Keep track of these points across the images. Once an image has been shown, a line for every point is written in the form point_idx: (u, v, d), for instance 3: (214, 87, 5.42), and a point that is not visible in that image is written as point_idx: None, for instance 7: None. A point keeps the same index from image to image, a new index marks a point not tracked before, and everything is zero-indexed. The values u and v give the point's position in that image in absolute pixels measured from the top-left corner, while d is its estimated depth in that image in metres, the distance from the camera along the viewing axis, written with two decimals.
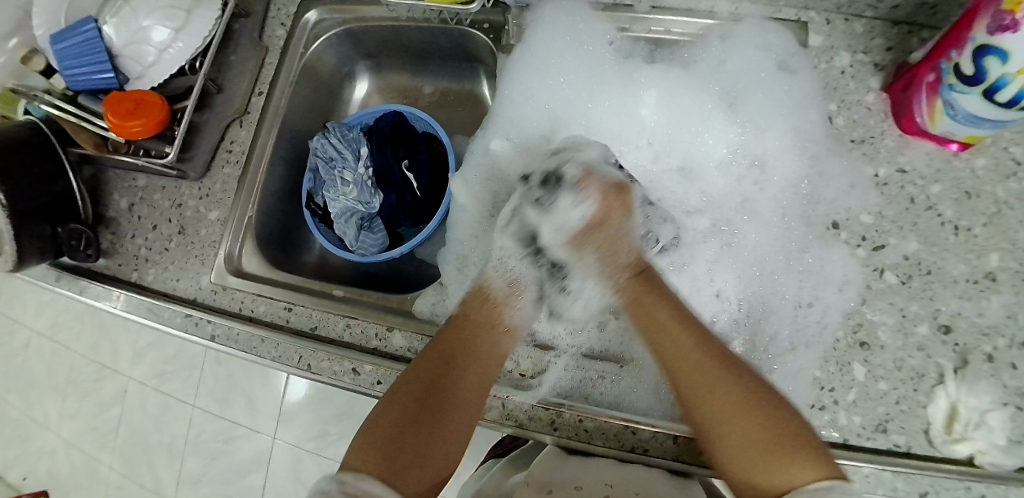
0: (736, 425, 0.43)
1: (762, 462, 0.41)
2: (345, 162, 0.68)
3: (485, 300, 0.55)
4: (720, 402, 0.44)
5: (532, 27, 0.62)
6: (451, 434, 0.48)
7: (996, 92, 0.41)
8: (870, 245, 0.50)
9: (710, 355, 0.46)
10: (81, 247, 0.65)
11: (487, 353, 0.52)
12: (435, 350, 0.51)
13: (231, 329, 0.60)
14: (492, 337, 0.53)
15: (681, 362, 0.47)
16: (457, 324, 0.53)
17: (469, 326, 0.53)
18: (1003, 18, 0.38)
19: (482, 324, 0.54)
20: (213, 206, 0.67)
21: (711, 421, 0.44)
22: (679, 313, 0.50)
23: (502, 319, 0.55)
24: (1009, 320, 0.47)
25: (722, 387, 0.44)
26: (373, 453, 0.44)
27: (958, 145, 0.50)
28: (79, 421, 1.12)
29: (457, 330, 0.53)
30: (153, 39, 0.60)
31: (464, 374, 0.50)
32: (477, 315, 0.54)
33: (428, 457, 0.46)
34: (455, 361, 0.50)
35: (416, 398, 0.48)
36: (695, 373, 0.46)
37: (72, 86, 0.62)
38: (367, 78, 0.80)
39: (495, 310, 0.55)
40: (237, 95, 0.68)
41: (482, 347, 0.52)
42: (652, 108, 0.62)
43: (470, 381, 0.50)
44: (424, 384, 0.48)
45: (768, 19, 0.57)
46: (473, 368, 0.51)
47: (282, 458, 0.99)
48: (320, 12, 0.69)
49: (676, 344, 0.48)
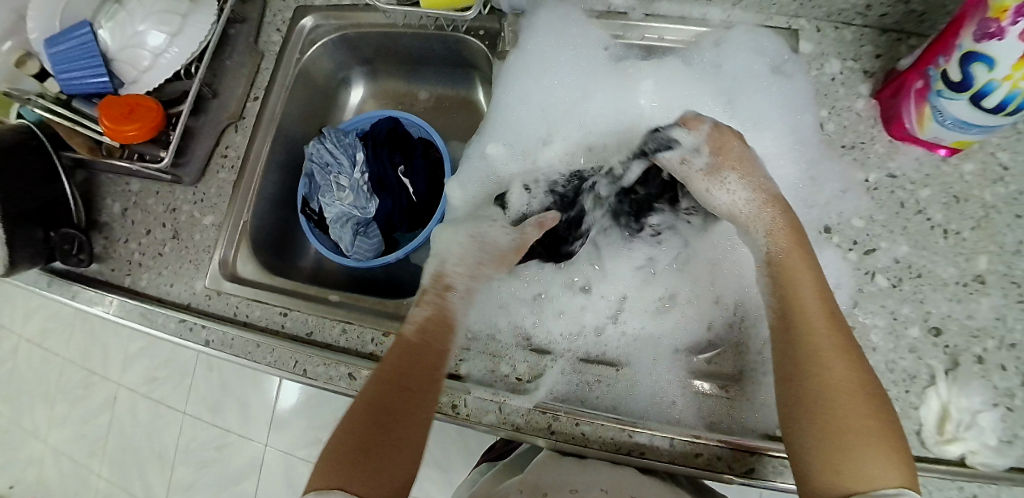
0: (851, 409, 0.39)
1: (857, 453, 0.37)
2: (341, 167, 0.69)
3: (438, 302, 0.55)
4: (846, 387, 0.40)
5: (527, 33, 0.63)
6: (415, 437, 0.46)
7: (983, 98, 0.42)
8: (861, 249, 0.51)
9: (839, 334, 0.42)
10: (74, 251, 0.64)
11: (437, 354, 0.51)
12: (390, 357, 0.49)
13: (226, 334, 0.60)
14: (440, 339, 0.52)
15: (811, 333, 0.42)
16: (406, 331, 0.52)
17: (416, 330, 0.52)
18: (989, 26, 0.39)
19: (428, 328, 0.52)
20: (208, 211, 0.66)
21: (817, 400, 0.40)
22: (818, 283, 0.45)
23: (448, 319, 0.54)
24: (998, 322, 0.48)
25: (847, 370, 0.40)
26: (336, 474, 0.42)
27: (946, 151, 0.51)
28: (68, 429, 1.10)
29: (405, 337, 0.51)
30: (148, 44, 0.60)
31: (418, 377, 0.48)
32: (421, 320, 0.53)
33: (394, 466, 0.44)
34: (407, 367, 0.48)
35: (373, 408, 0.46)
36: (824, 348, 0.41)
37: (66, 90, 0.62)
38: (363, 83, 0.80)
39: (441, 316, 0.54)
40: (232, 100, 0.68)
41: (431, 347, 0.51)
42: (651, 99, 0.61)
43: (425, 383, 0.48)
44: (379, 394, 0.46)
45: (759, 26, 0.58)
46: (426, 370, 0.49)
47: (275, 466, 0.98)
48: (316, 17, 0.70)
49: (814, 310, 0.43)
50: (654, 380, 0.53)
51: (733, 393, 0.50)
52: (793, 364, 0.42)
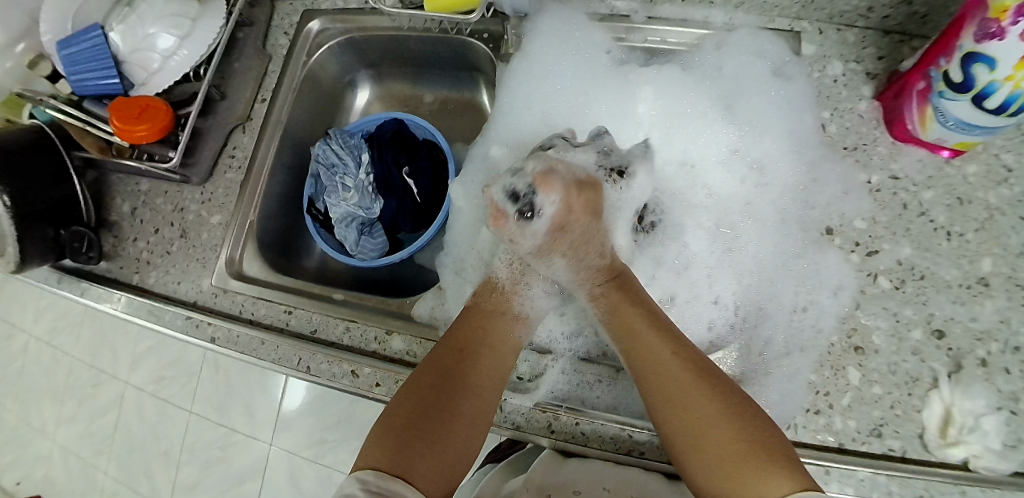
0: (716, 444, 0.41)
1: (741, 480, 0.40)
2: (346, 168, 0.69)
3: (495, 290, 0.56)
4: (708, 426, 0.42)
5: (530, 36, 0.64)
6: (469, 424, 0.47)
7: (985, 99, 0.41)
8: (864, 250, 0.51)
9: (682, 374, 0.44)
10: (84, 249, 0.65)
11: (500, 339, 0.52)
12: (450, 341, 0.51)
13: (231, 331, 0.60)
14: (506, 324, 0.54)
15: (658, 381, 0.45)
16: (470, 314, 0.53)
17: (478, 318, 0.53)
18: (990, 26, 0.39)
19: (494, 313, 0.54)
20: (215, 210, 0.67)
21: (693, 445, 0.42)
22: (651, 315, 0.49)
23: (514, 306, 0.55)
24: (1002, 325, 0.47)
25: (697, 408, 0.43)
26: (391, 445, 0.44)
27: (949, 152, 0.51)
28: (77, 427, 1.11)
29: (471, 319, 0.53)
30: (158, 46, 0.61)
31: (480, 360, 0.50)
32: (485, 308, 0.54)
33: (450, 445, 0.46)
34: (469, 349, 0.50)
35: (432, 386, 0.47)
36: (674, 395, 0.44)
37: (79, 92, 0.63)
38: (369, 85, 0.81)
39: (503, 299, 0.55)
40: (240, 102, 0.69)
41: (495, 332, 0.52)
42: (649, 106, 0.62)
43: (484, 367, 0.50)
44: (440, 371, 0.48)
45: (762, 29, 0.58)
46: (487, 354, 0.50)
47: (280, 466, 0.98)
48: (324, 21, 0.70)
49: (657, 364, 0.46)
50: None
51: None
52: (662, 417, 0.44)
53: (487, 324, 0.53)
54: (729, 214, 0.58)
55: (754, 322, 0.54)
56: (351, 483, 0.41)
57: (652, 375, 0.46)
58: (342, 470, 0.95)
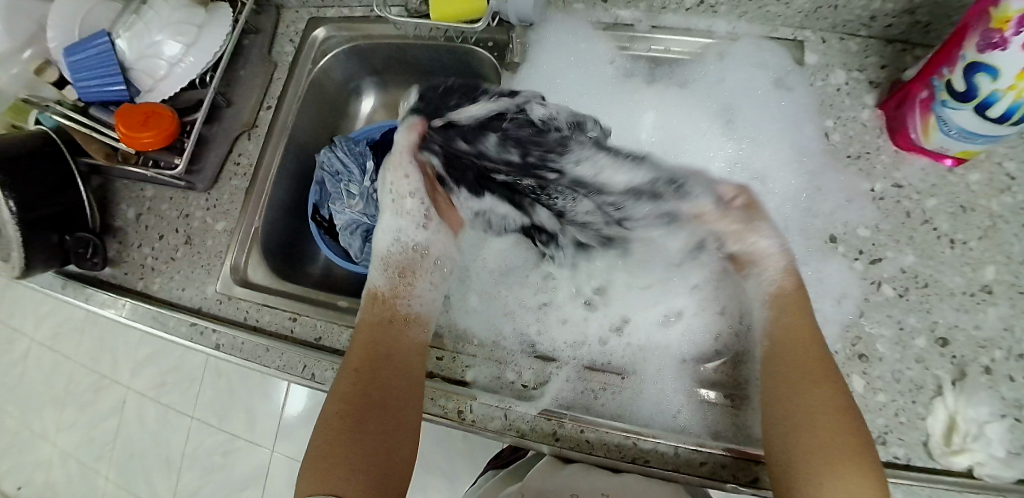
0: (830, 427, 0.43)
1: (835, 466, 0.42)
2: (350, 176, 0.70)
3: (377, 301, 0.60)
4: (831, 409, 0.44)
5: (535, 46, 0.64)
6: (393, 430, 0.51)
7: (987, 108, 0.42)
8: (867, 258, 0.51)
9: (820, 352, 0.47)
10: (88, 255, 0.66)
11: (393, 343, 0.55)
12: (352, 358, 0.54)
13: (236, 338, 0.61)
14: (394, 329, 0.57)
15: (800, 360, 0.47)
16: (364, 325, 0.57)
17: (372, 326, 0.56)
18: (992, 36, 0.39)
19: (382, 323, 0.57)
20: (220, 217, 0.68)
21: (808, 427, 0.44)
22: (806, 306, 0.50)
23: (397, 311, 0.59)
24: (1006, 333, 0.47)
25: (824, 389, 0.45)
26: (320, 474, 0.47)
27: (952, 161, 0.51)
28: (78, 431, 1.11)
29: (366, 330, 0.56)
30: (164, 54, 0.61)
31: (382, 369, 0.53)
32: (373, 316, 0.58)
33: (377, 462, 0.49)
34: (366, 363, 0.53)
35: (345, 407, 0.50)
36: (816, 377, 0.45)
37: (84, 97, 0.64)
38: (373, 93, 0.81)
39: (388, 305, 0.59)
40: (246, 109, 0.70)
41: (392, 338, 0.56)
42: (652, 131, 0.63)
43: (389, 375, 0.52)
44: (349, 392, 0.51)
45: (765, 38, 0.59)
46: (386, 362, 0.53)
47: (281, 471, 0.98)
48: (329, 29, 0.71)
49: (811, 342, 0.47)
50: (660, 387, 0.53)
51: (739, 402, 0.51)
52: (792, 392, 0.46)
53: (379, 332, 0.56)
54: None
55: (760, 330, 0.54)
56: None
57: (805, 355, 0.47)
58: None
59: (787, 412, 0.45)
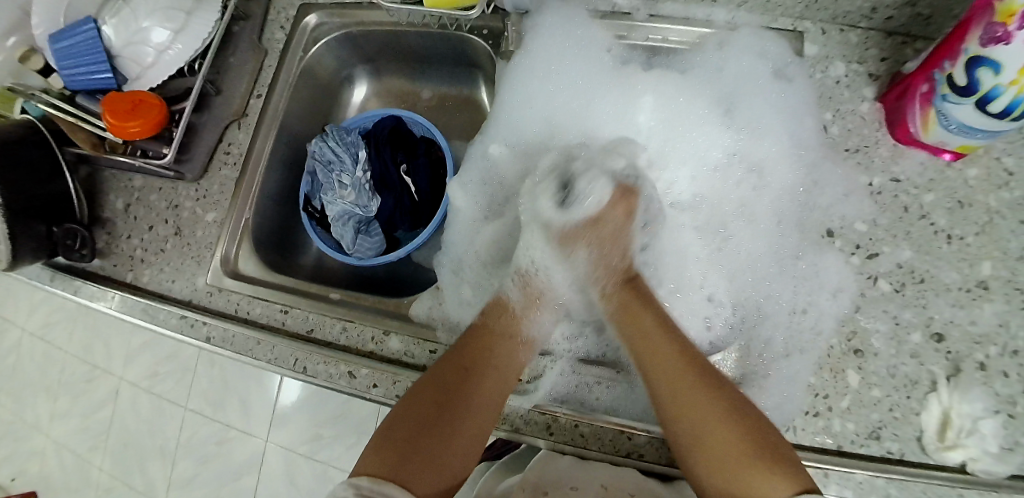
0: (719, 439, 0.43)
1: (739, 473, 0.41)
2: (343, 166, 0.68)
3: (507, 313, 0.57)
4: (718, 419, 0.43)
5: (531, 34, 0.63)
6: (467, 443, 0.48)
7: (989, 103, 0.41)
8: (864, 253, 0.51)
9: (687, 367, 0.47)
10: (76, 247, 0.65)
11: (505, 361, 0.53)
12: (455, 357, 0.51)
13: (226, 331, 0.60)
14: (511, 347, 0.54)
15: (668, 381, 0.47)
16: (478, 331, 0.54)
17: (488, 334, 0.54)
18: (996, 30, 0.39)
19: (501, 333, 0.55)
20: (211, 208, 0.66)
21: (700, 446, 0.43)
22: (663, 323, 0.51)
23: (520, 331, 0.56)
24: (1001, 328, 0.47)
25: (700, 401, 0.44)
26: (388, 458, 0.45)
27: (951, 155, 0.50)
28: (70, 422, 1.11)
29: (478, 337, 0.54)
30: (153, 41, 0.60)
31: (484, 379, 0.51)
32: (495, 325, 0.55)
33: (441, 469, 0.46)
34: (473, 370, 0.51)
35: (434, 401, 0.48)
36: (676, 387, 0.46)
37: (70, 86, 0.62)
38: (366, 81, 0.80)
39: (512, 320, 0.57)
40: (236, 98, 0.68)
41: (498, 354, 0.53)
42: (651, 116, 0.63)
43: (487, 388, 0.50)
44: (445, 388, 0.49)
45: (764, 28, 0.58)
46: (490, 374, 0.51)
47: (275, 462, 0.98)
48: (321, 15, 0.69)
49: (666, 359, 0.48)
50: None
51: None
52: (674, 411, 0.45)
53: (494, 345, 0.53)
54: (720, 214, 0.60)
55: (754, 322, 0.54)
56: (345, 488, 0.42)
57: (665, 376, 0.47)
58: (338, 465, 0.95)
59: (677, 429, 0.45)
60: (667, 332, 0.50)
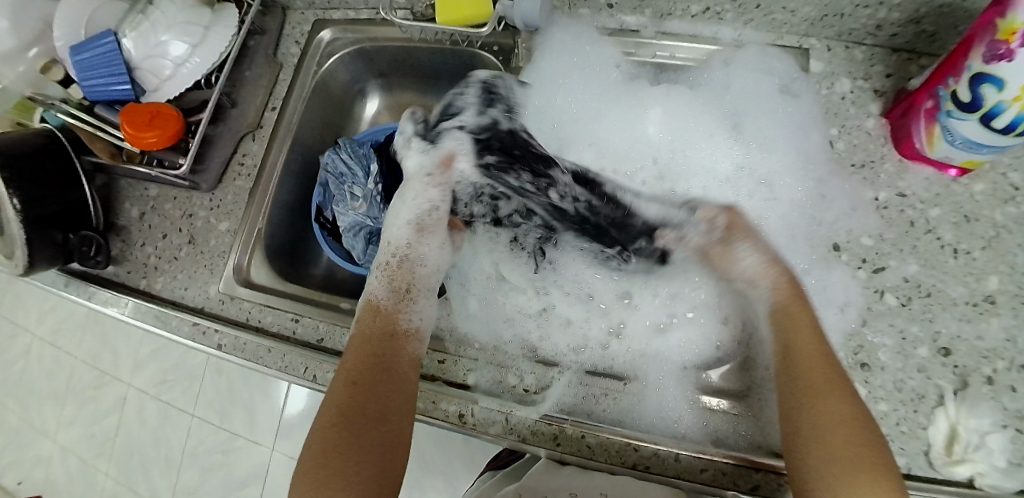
0: (849, 447, 0.41)
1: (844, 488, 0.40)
2: (355, 178, 0.70)
3: (377, 314, 0.56)
4: (848, 422, 0.42)
5: (541, 49, 0.64)
6: (389, 442, 0.47)
7: (992, 119, 0.42)
8: (871, 267, 0.51)
9: (825, 370, 0.45)
10: (92, 253, 0.66)
11: (388, 355, 0.52)
12: (344, 370, 0.50)
13: (238, 338, 0.61)
14: (394, 342, 0.54)
15: (814, 377, 0.45)
16: (357, 338, 0.54)
17: (369, 338, 0.54)
18: (998, 47, 0.39)
19: (380, 335, 0.54)
20: (224, 217, 0.68)
21: (825, 449, 0.42)
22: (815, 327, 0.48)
23: (398, 325, 0.56)
24: (1009, 343, 0.47)
25: (837, 410, 0.43)
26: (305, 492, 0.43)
27: (956, 171, 0.51)
28: (78, 428, 1.11)
29: (358, 345, 0.53)
30: (170, 54, 0.62)
31: (379, 380, 0.50)
32: (372, 328, 0.55)
33: (363, 479, 0.44)
34: (361, 373, 0.50)
35: (335, 423, 0.47)
36: (824, 390, 0.44)
37: (89, 97, 0.64)
38: (378, 95, 0.81)
39: (388, 317, 0.56)
40: (251, 110, 0.70)
41: (387, 353, 0.52)
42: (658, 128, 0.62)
43: (386, 385, 0.50)
44: (340, 406, 0.48)
45: (770, 45, 0.59)
46: (383, 372, 0.51)
47: (280, 471, 0.98)
48: (335, 31, 0.71)
49: (813, 366, 0.45)
50: (661, 394, 0.53)
51: (740, 410, 0.51)
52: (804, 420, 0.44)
53: (376, 347, 0.53)
54: None
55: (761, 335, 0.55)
56: None
57: (808, 377, 0.45)
58: None
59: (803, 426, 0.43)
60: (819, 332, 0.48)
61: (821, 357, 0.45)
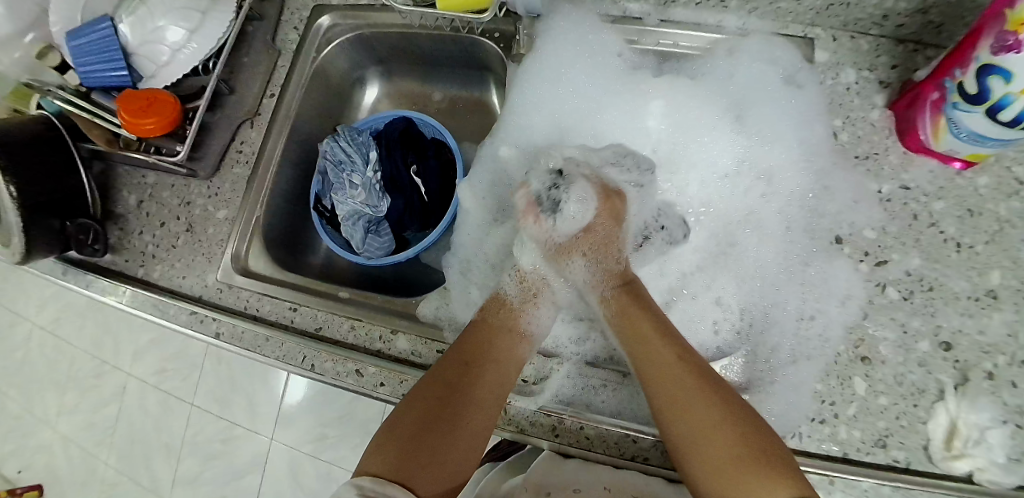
0: (717, 436, 0.43)
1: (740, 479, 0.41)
2: (354, 166, 0.69)
3: (502, 307, 0.57)
4: (713, 412, 0.44)
5: (543, 37, 0.63)
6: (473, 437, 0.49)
7: (999, 111, 0.41)
8: (873, 260, 0.51)
9: (683, 370, 0.47)
10: (89, 242, 0.66)
11: (506, 353, 0.53)
12: (457, 353, 0.52)
13: (236, 327, 0.60)
14: (510, 341, 0.55)
15: (661, 379, 0.47)
16: (477, 328, 0.55)
17: (487, 329, 0.55)
18: (1007, 38, 0.39)
19: (499, 329, 0.55)
20: (222, 205, 0.67)
21: (699, 443, 0.44)
22: (659, 325, 0.51)
23: (520, 326, 0.57)
24: (1010, 338, 0.47)
25: (700, 400, 0.45)
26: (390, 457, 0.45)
27: (961, 164, 0.50)
28: (78, 416, 1.12)
29: (478, 335, 0.54)
30: (167, 39, 0.61)
31: (486, 373, 0.51)
32: (494, 321, 0.56)
33: (440, 464, 0.46)
34: (477, 363, 0.51)
35: (434, 400, 0.49)
36: (677, 389, 0.46)
37: (85, 83, 0.63)
38: (378, 83, 0.80)
39: (511, 315, 0.57)
40: (249, 97, 0.69)
41: (500, 350, 0.53)
42: (660, 120, 0.63)
43: (491, 383, 0.51)
44: (446, 386, 0.50)
45: (775, 35, 0.58)
46: (493, 369, 0.52)
47: (280, 460, 0.98)
48: (334, 17, 0.70)
49: (667, 364, 0.48)
50: None
51: None
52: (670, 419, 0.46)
53: (493, 341, 0.54)
54: (730, 225, 0.60)
55: (761, 326, 0.55)
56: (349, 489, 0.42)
57: (661, 378, 0.47)
58: (342, 466, 0.95)
59: (671, 429, 0.46)
60: (664, 330, 0.51)
61: (658, 357, 0.49)
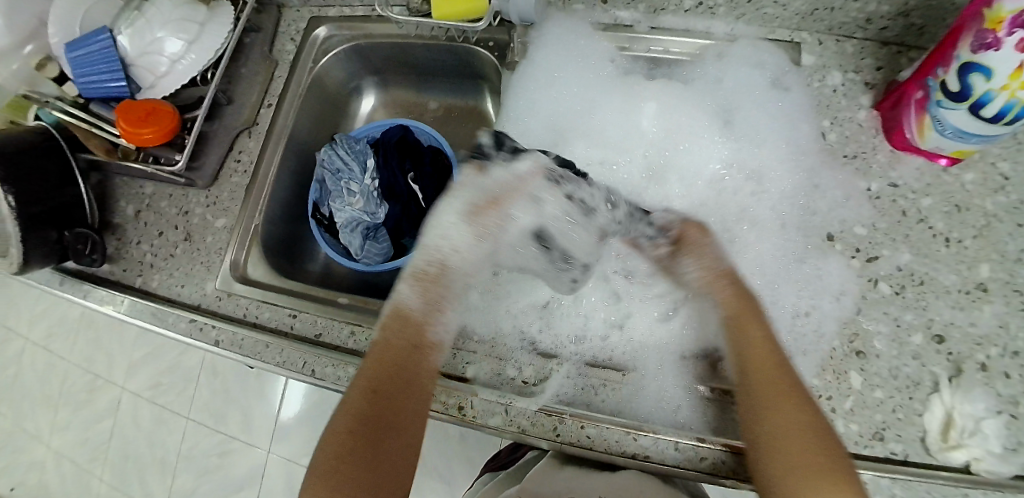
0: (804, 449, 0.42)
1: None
2: (351, 174, 0.70)
3: (406, 321, 0.53)
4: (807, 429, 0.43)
5: (536, 44, 0.65)
6: (401, 458, 0.49)
7: (981, 108, 0.42)
8: (864, 256, 0.52)
9: (785, 381, 0.46)
10: (87, 251, 0.65)
11: (411, 372, 0.51)
12: (364, 382, 0.49)
13: (235, 334, 0.60)
14: (417, 357, 0.52)
15: (764, 379, 0.46)
16: (379, 351, 0.51)
17: (392, 350, 0.51)
18: (986, 37, 0.40)
19: (402, 346, 0.51)
20: (220, 214, 0.68)
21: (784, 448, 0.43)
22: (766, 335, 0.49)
23: (425, 337, 0.53)
24: (1001, 330, 0.48)
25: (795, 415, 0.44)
26: None
27: (947, 160, 0.52)
28: (71, 432, 1.10)
29: (380, 358, 0.51)
30: (166, 51, 0.61)
31: (398, 401, 0.49)
32: (398, 338, 0.52)
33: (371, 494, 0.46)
34: (382, 392, 0.49)
35: (352, 436, 0.47)
36: (773, 398, 0.45)
37: (84, 93, 0.64)
38: (374, 93, 0.81)
39: (415, 327, 0.53)
40: (247, 107, 0.70)
41: (408, 371, 0.50)
42: (652, 121, 0.63)
43: (406, 407, 0.49)
44: (359, 417, 0.48)
45: (762, 39, 0.59)
46: (409, 392, 0.50)
47: (276, 474, 0.97)
48: (330, 28, 0.72)
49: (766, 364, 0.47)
50: (661, 383, 0.53)
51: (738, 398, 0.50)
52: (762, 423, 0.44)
53: (399, 363, 0.51)
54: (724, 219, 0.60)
55: None
56: None
57: (766, 380, 0.46)
58: None
59: (763, 435, 0.44)
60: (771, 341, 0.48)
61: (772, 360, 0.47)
